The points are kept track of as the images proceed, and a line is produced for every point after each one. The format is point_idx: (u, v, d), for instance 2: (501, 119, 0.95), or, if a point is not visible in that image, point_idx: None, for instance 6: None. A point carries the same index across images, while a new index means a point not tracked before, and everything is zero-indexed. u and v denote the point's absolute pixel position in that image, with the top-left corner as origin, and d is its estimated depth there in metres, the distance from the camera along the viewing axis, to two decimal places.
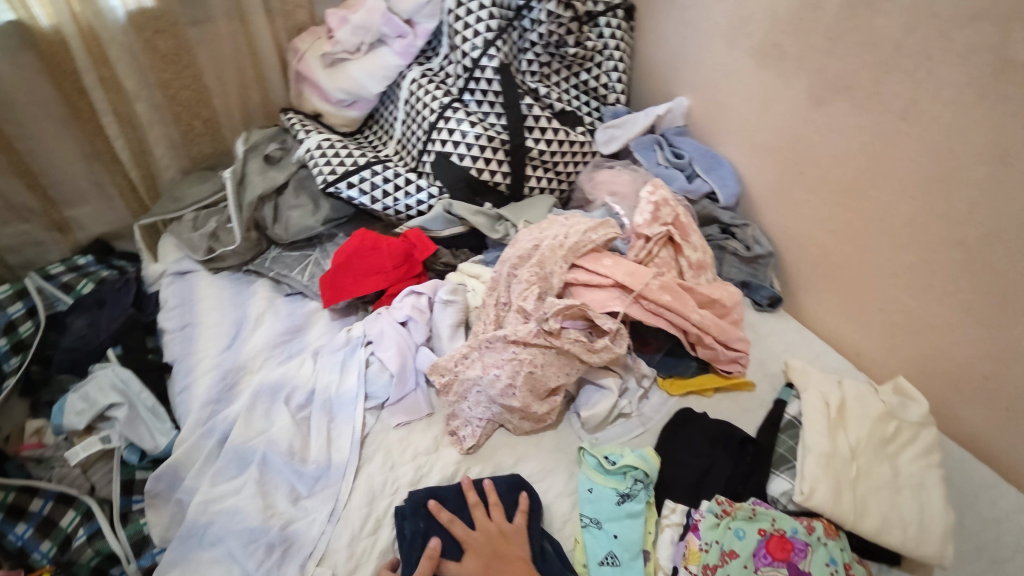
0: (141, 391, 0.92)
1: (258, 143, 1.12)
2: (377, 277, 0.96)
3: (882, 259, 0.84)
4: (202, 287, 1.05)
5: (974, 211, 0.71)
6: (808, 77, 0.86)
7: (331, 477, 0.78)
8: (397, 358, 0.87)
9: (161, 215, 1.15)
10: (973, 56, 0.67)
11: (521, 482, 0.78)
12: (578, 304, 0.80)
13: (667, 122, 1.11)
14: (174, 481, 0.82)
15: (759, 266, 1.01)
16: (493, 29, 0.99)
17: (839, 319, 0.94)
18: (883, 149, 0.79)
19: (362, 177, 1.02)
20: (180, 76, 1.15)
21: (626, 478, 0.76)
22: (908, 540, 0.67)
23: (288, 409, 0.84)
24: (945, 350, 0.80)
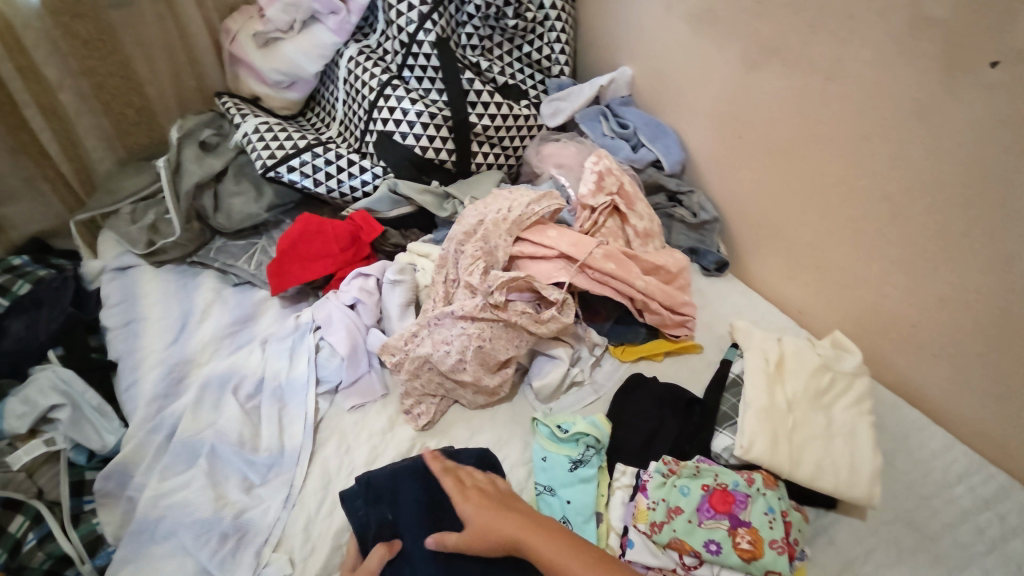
0: (85, 391, 0.89)
1: (193, 129, 1.08)
2: (324, 261, 0.94)
3: (817, 219, 0.86)
4: (145, 283, 1.02)
5: (897, 167, 0.74)
6: (740, 42, 0.87)
7: (284, 464, 0.78)
8: (346, 340, 0.86)
9: (97, 209, 1.11)
10: (890, 13, 0.68)
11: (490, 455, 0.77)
12: (522, 276, 0.80)
13: (612, 91, 1.10)
14: (122, 480, 0.80)
15: (707, 232, 1.02)
16: (428, 3, 0.97)
17: (782, 279, 0.97)
18: (813, 110, 0.81)
19: (302, 160, 1.00)
20: (106, 62, 1.10)
21: (578, 445, 0.77)
22: (841, 484, 0.71)
23: (237, 399, 0.83)
24: (878, 302, 0.83)
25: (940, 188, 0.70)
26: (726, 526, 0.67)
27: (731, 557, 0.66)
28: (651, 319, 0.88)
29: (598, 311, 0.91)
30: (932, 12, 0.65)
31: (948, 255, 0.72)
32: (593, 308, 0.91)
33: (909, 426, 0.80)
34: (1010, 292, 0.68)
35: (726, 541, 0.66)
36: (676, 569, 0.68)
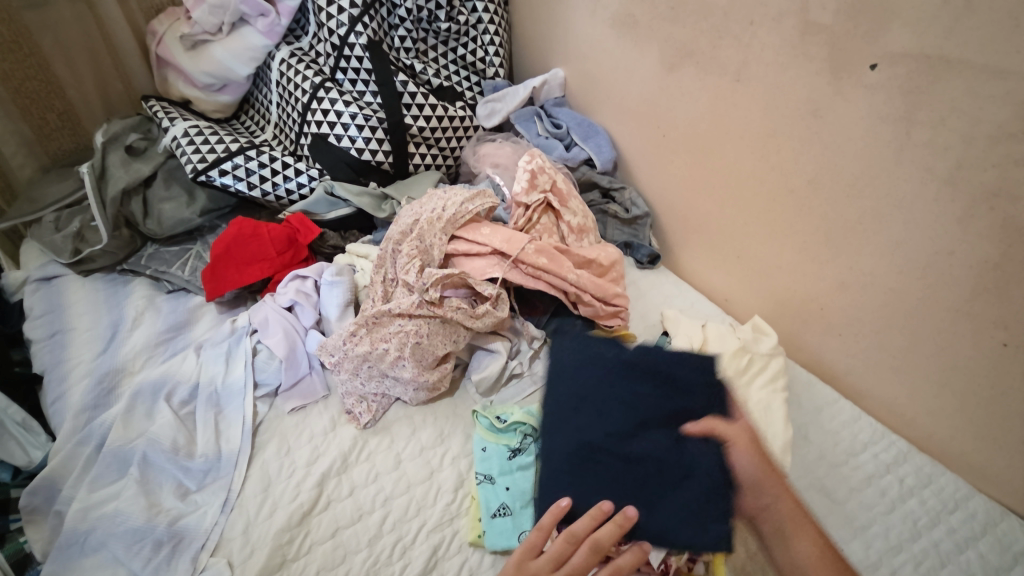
0: (8, 406, 0.84)
1: (118, 133, 1.06)
2: (261, 265, 0.94)
3: (735, 211, 0.92)
4: (71, 292, 0.99)
5: (798, 161, 0.80)
6: (658, 45, 0.92)
7: (220, 468, 0.77)
8: (283, 343, 0.86)
9: (17, 218, 1.06)
10: (783, 19, 0.74)
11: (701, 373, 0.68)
12: (457, 272, 0.82)
13: (545, 93, 1.14)
14: (51, 494, 0.78)
15: (639, 227, 1.08)
16: (358, 6, 0.98)
17: (708, 269, 1.02)
18: (724, 109, 0.86)
19: (235, 164, 0.99)
20: (23, 65, 1.06)
21: (517, 434, 0.80)
22: None
23: (169, 406, 0.82)
24: (792, 288, 0.89)
25: (836, 179, 0.76)
26: None
27: None
28: (585, 311, 0.91)
29: (535, 305, 0.95)
30: (819, 18, 0.71)
31: (846, 241, 0.79)
32: (531, 302, 0.95)
33: (820, 401, 0.87)
34: (897, 272, 0.75)
35: None
36: None
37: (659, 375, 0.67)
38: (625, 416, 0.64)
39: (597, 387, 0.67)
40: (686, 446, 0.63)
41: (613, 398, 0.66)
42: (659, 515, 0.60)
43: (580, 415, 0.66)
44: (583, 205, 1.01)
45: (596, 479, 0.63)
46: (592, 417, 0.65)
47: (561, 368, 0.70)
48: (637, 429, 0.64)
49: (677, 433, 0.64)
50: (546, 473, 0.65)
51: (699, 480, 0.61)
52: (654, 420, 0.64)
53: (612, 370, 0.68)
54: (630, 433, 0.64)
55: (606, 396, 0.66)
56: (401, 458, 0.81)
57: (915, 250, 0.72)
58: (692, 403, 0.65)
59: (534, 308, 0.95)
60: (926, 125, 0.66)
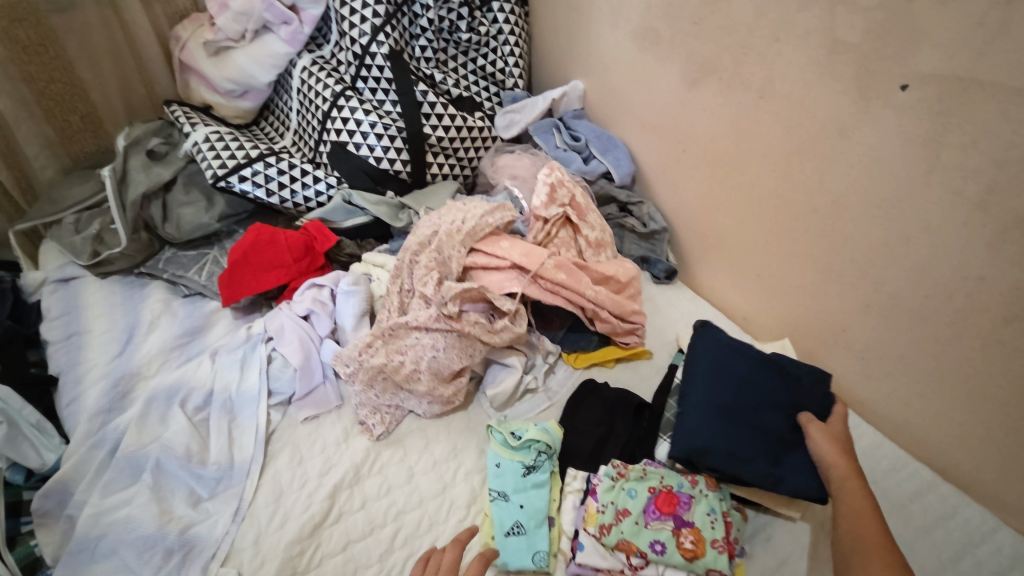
0: (23, 407, 0.85)
1: (140, 137, 1.06)
2: (278, 272, 0.94)
3: (755, 228, 0.91)
4: (89, 294, 1.00)
5: (823, 180, 0.79)
6: (680, 60, 0.91)
7: (232, 477, 0.77)
8: (298, 351, 0.86)
9: (38, 219, 1.07)
10: (810, 37, 0.73)
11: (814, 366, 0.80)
12: (476, 287, 0.82)
13: (564, 105, 1.13)
14: (62, 498, 0.78)
15: (657, 242, 1.06)
16: (381, 15, 0.98)
17: (726, 286, 1.01)
18: (746, 125, 0.85)
19: (254, 170, 0.99)
20: (48, 68, 1.07)
21: (531, 451, 0.78)
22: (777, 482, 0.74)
23: (183, 412, 0.81)
24: (814, 309, 0.88)
25: (862, 200, 0.75)
26: (671, 526, 0.69)
27: (675, 557, 0.67)
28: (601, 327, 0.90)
29: (552, 319, 0.93)
30: (846, 37, 0.69)
31: (871, 263, 0.77)
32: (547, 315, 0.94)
33: None
34: (924, 297, 0.73)
35: (670, 542, 0.68)
36: (624, 570, 0.69)
37: (785, 370, 0.80)
38: (762, 393, 0.78)
39: (743, 372, 0.79)
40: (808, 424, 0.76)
41: (751, 380, 0.79)
42: (779, 467, 0.73)
43: (719, 387, 0.78)
44: (601, 219, 1.00)
45: (726, 436, 0.74)
46: (732, 390, 0.78)
47: (709, 353, 0.82)
48: (763, 405, 0.77)
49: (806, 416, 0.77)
50: (683, 425, 0.76)
51: (806, 454, 0.74)
52: (781, 402, 0.77)
53: (756, 363, 0.80)
54: (752, 405, 0.77)
55: (755, 375, 0.79)
56: (414, 471, 0.80)
57: (943, 274, 0.70)
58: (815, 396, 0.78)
59: (551, 321, 0.94)
60: (956, 148, 0.64)
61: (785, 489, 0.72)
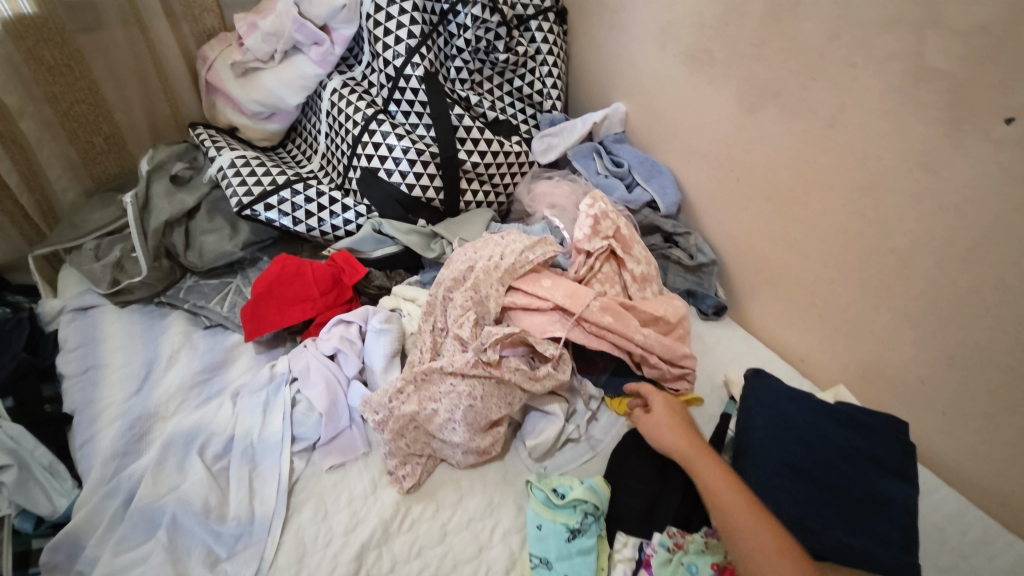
0: (36, 448, 0.81)
1: (164, 161, 1.02)
2: (304, 305, 0.89)
3: (818, 267, 0.83)
4: (107, 324, 0.96)
5: (904, 219, 0.71)
6: (737, 84, 0.85)
7: (253, 534, 0.71)
8: (325, 395, 0.80)
9: (58, 244, 1.04)
10: (893, 63, 0.66)
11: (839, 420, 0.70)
12: (518, 331, 0.75)
13: (604, 128, 1.07)
14: (71, 552, 0.72)
15: (704, 275, 0.99)
16: (416, 36, 0.93)
17: (781, 326, 0.93)
18: (813, 156, 0.78)
19: (281, 198, 0.94)
20: (72, 88, 1.03)
21: (576, 512, 0.71)
22: None
23: (202, 461, 0.76)
24: (885, 356, 0.80)
25: (950, 242, 0.68)
26: None
27: None
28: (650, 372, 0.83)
29: (596, 361, 0.86)
30: (937, 64, 0.62)
31: (958, 312, 0.70)
32: (589, 357, 0.87)
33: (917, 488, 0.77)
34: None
35: None
36: None
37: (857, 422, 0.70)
38: (826, 446, 0.68)
39: (807, 424, 0.70)
40: (888, 484, 0.65)
41: (813, 432, 0.69)
42: (856, 536, 0.62)
43: (777, 442, 0.68)
44: (647, 252, 0.93)
45: (792, 499, 0.64)
46: (792, 445, 0.68)
47: (767, 402, 0.72)
48: (837, 464, 0.66)
49: (887, 475, 0.66)
50: (740, 486, 0.67)
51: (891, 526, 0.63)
52: (854, 459, 0.67)
53: (821, 415, 0.70)
54: (821, 463, 0.67)
55: (825, 431, 0.69)
56: (446, 528, 0.74)
57: None
58: (889, 450, 0.68)
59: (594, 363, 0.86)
60: None
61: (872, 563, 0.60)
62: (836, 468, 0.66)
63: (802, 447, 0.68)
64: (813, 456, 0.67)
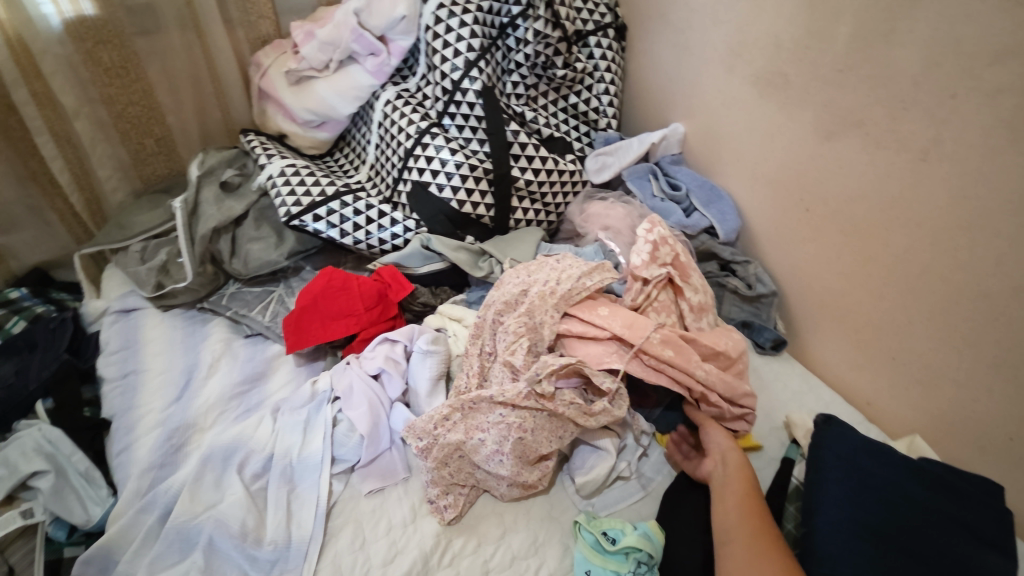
0: (73, 453, 0.80)
1: (214, 167, 1.01)
2: (348, 320, 0.86)
3: (895, 307, 0.78)
4: (149, 329, 0.95)
5: (1002, 263, 0.65)
6: (814, 109, 0.80)
7: (289, 560, 0.68)
8: (367, 417, 0.77)
9: (105, 245, 1.04)
10: (1002, 95, 0.61)
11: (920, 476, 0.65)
12: (573, 361, 0.72)
13: (662, 149, 1.03)
14: (104, 566, 0.70)
15: (762, 306, 0.94)
16: (475, 49, 0.91)
17: (847, 367, 0.88)
18: (897, 190, 0.73)
19: (330, 209, 0.93)
20: (127, 91, 1.04)
21: (628, 560, 0.67)
22: None
23: (241, 479, 0.73)
24: (967, 408, 0.74)
25: None
26: None
27: None
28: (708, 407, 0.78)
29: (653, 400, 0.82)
30: None
31: None
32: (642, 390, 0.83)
33: None
34: None
35: None
36: None
37: (942, 482, 0.65)
38: (910, 508, 0.62)
39: (886, 481, 0.65)
40: (985, 557, 0.60)
41: (896, 491, 0.64)
42: None
43: (854, 501, 0.63)
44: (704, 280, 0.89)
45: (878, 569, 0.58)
46: (873, 506, 0.63)
47: (840, 456, 0.68)
48: (925, 528, 0.61)
49: (986, 548, 0.61)
50: (816, 549, 0.61)
51: None
52: (943, 523, 0.62)
53: (902, 473, 0.66)
54: (905, 525, 0.61)
55: (907, 490, 0.64)
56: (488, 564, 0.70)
57: None
58: (984, 518, 0.63)
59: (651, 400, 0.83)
60: None
61: None
62: (924, 533, 0.61)
63: (884, 507, 0.63)
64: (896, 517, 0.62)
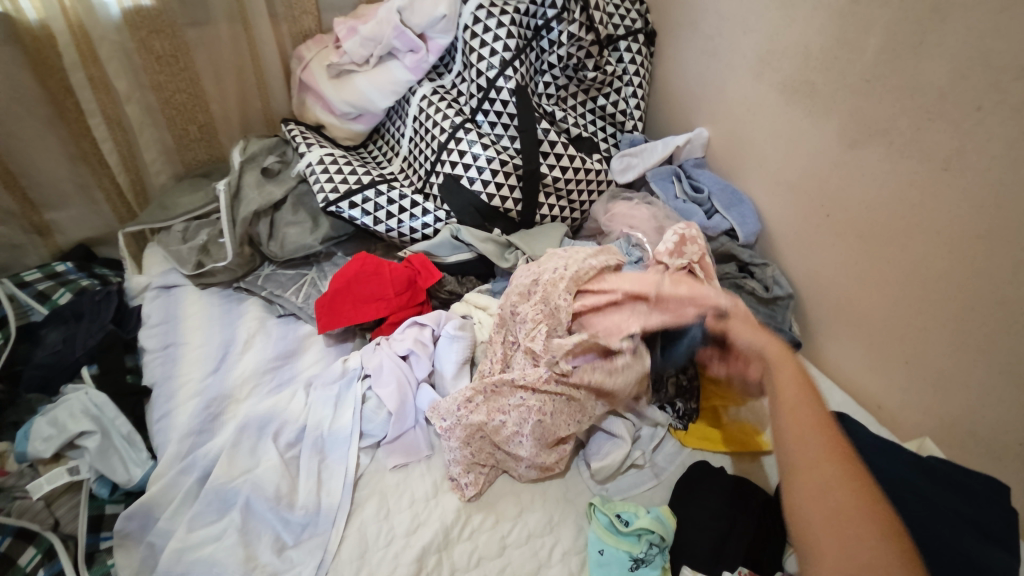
0: (117, 417, 0.85)
1: (256, 154, 1.06)
2: (378, 304, 0.90)
3: (911, 312, 0.80)
4: (187, 304, 0.99)
5: (1019, 271, 0.67)
6: (840, 118, 0.82)
7: (318, 525, 0.72)
8: (395, 395, 0.81)
9: (148, 224, 1.09)
10: None
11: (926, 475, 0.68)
12: (588, 338, 0.74)
13: (686, 152, 1.06)
14: (145, 522, 0.75)
15: (779, 309, 0.95)
16: (511, 49, 0.94)
17: (860, 370, 0.90)
18: (918, 198, 0.75)
19: (365, 197, 0.97)
20: (176, 78, 1.09)
21: (640, 541, 0.70)
22: None
23: (276, 446, 0.78)
24: (978, 413, 0.76)
25: None
26: None
27: None
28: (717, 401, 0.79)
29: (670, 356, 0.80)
30: None
31: None
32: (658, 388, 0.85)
33: None
34: None
35: None
36: None
37: (951, 479, 0.67)
38: (914, 501, 0.65)
39: (894, 476, 0.67)
40: (990, 552, 0.61)
41: (904, 486, 0.67)
42: None
43: None
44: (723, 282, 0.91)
45: None
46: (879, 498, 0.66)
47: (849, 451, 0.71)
48: (928, 522, 0.63)
49: (991, 544, 0.62)
50: None
51: None
52: (947, 518, 0.64)
53: (911, 471, 0.68)
54: (911, 518, 0.64)
55: (915, 486, 0.66)
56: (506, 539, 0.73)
57: None
58: (992, 515, 0.64)
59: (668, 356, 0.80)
60: None
61: None
62: (926, 526, 0.63)
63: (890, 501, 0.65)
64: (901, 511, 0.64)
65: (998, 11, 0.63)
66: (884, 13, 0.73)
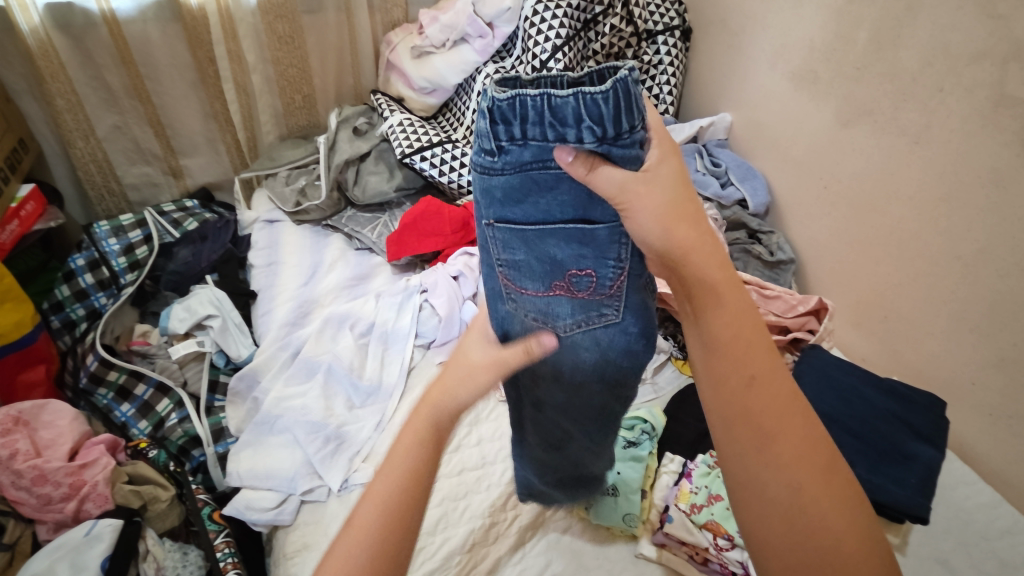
0: (232, 309, 1.10)
1: (349, 117, 1.32)
2: (435, 239, 1.11)
3: (887, 271, 0.93)
4: (286, 234, 1.22)
5: (971, 227, 0.80)
6: (836, 101, 0.96)
7: (381, 395, 0.93)
8: (446, 306, 1.01)
9: (259, 171, 1.33)
10: (976, 90, 0.76)
11: (885, 389, 0.84)
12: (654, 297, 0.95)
13: (709, 134, 1.22)
14: (250, 382, 0.99)
15: (780, 272, 1.07)
16: (562, 37, 1.13)
17: (846, 324, 1.02)
18: (896, 169, 0.88)
19: (434, 152, 1.19)
20: (291, 55, 1.32)
21: (634, 430, 0.88)
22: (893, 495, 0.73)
23: (351, 334, 1.00)
24: (940, 357, 0.87)
25: (1011, 252, 0.76)
26: None
27: None
28: (789, 359, 0.96)
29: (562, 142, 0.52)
30: (1015, 92, 0.72)
31: (1015, 318, 0.77)
32: (562, 445, 0.76)
33: (953, 479, 0.85)
34: None
35: None
36: (709, 548, 0.74)
37: (898, 392, 0.83)
38: (864, 405, 0.82)
39: (847, 385, 0.84)
40: (918, 445, 0.78)
41: (855, 393, 0.83)
42: (875, 474, 0.75)
43: (819, 396, 0.83)
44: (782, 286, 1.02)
45: None
46: (832, 400, 0.83)
47: (814, 369, 0.87)
48: (871, 417, 0.81)
49: (919, 440, 0.78)
50: None
51: (912, 475, 0.75)
52: (885, 415, 0.81)
53: (863, 381, 0.85)
54: (856, 418, 0.81)
55: (868, 396, 0.83)
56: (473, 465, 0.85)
57: None
58: (925, 419, 0.80)
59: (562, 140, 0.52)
60: None
61: (877, 493, 0.74)
62: (863, 424, 0.80)
63: (841, 407, 0.82)
64: (846, 413, 0.81)
65: (954, 9, 0.77)
66: (873, 10, 0.87)
